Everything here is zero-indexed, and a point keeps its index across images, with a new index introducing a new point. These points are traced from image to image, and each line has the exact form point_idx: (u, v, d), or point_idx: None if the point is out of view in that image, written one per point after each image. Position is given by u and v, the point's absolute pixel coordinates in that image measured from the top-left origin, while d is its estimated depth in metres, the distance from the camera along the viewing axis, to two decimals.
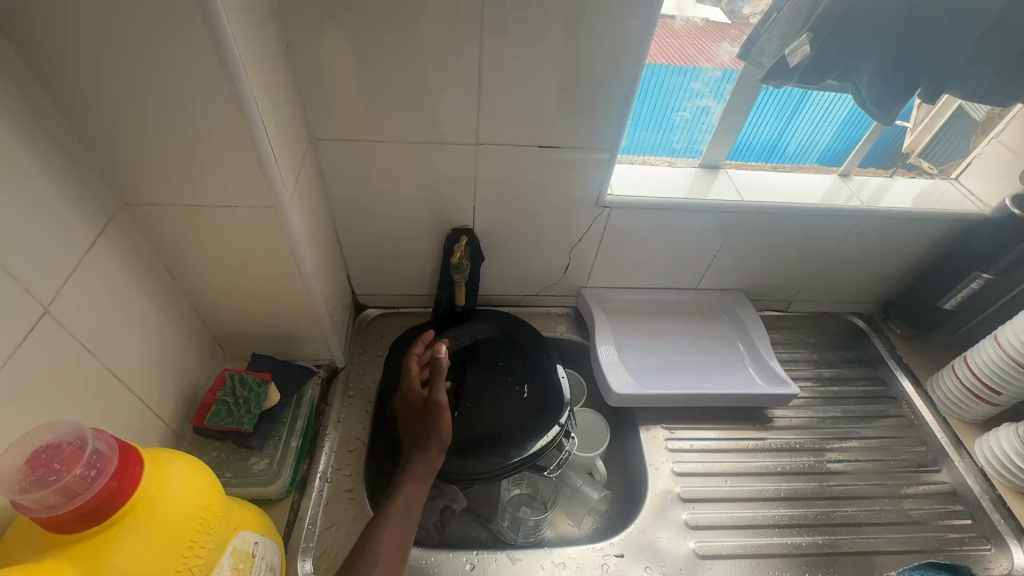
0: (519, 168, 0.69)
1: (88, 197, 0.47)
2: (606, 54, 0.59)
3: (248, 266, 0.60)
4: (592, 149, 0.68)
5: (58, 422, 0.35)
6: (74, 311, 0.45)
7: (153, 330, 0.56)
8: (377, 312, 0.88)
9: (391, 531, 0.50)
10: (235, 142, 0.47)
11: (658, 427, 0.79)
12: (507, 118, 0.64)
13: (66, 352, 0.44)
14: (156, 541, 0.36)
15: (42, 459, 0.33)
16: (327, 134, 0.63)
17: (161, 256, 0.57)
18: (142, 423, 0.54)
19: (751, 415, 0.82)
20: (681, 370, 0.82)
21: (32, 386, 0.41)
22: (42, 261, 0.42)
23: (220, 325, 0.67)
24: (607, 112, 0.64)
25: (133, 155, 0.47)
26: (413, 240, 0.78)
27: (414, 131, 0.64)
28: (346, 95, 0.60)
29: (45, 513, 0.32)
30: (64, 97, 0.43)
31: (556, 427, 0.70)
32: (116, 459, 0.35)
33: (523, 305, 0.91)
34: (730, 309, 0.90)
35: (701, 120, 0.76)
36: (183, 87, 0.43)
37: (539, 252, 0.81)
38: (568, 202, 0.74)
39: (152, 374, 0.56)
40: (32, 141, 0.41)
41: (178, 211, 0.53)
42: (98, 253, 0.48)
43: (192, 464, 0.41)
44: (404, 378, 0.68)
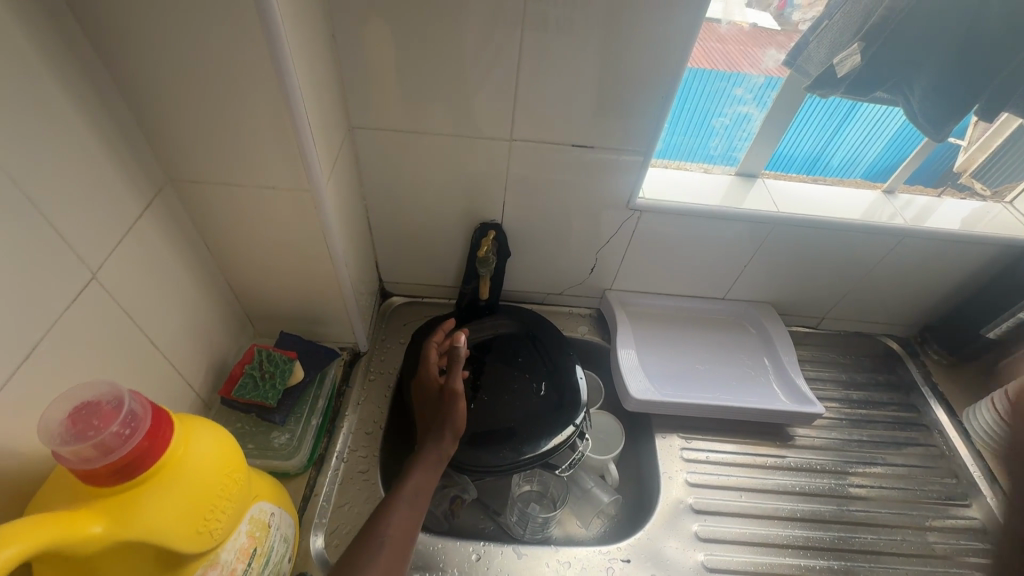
0: (551, 166, 0.69)
1: (137, 170, 0.49)
2: (647, 54, 0.58)
3: (281, 246, 0.61)
4: (626, 151, 0.68)
5: (98, 381, 0.37)
6: (119, 278, 0.48)
7: (189, 301, 0.59)
8: (402, 299, 0.90)
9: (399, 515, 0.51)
10: (277, 125, 0.49)
11: (675, 436, 0.78)
12: (542, 115, 0.64)
13: (109, 316, 0.47)
14: (181, 504, 0.37)
15: (82, 414, 0.35)
16: (366, 123, 0.65)
17: (202, 232, 0.59)
18: (174, 389, 0.57)
19: (772, 431, 0.80)
20: (703, 380, 0.81)
21: (77, 346, 0.43)
22: (94, 229, 0.44)
23: (251, 302, 0.70)
24: (643, 114, 0.64)
25: (181, 133, 0.50)
26: (442, 232, 0.79)
27: (449, 123, 0.65)
28: (386, 85, 0.61)
29: (81, 466, 0.33)
30: (121, 73, 0.45)
31: (570, 427, 0.70)
32: (148, 420, 0.36)
33: (546, 304, 0.91)
34: (758, 322, 0.88)
35: (741, 127, 0.74)
36: (231, 69, 0.45)
37: (566, 251, 0.81)
38: (598, 203, 0.74)
39: (186, 343, 0.59)
40: (89, 115, 0.43)
41: (219, 188, 0.55)
42: (143, 225, 0.50)
43: (217, 432, 0.43)
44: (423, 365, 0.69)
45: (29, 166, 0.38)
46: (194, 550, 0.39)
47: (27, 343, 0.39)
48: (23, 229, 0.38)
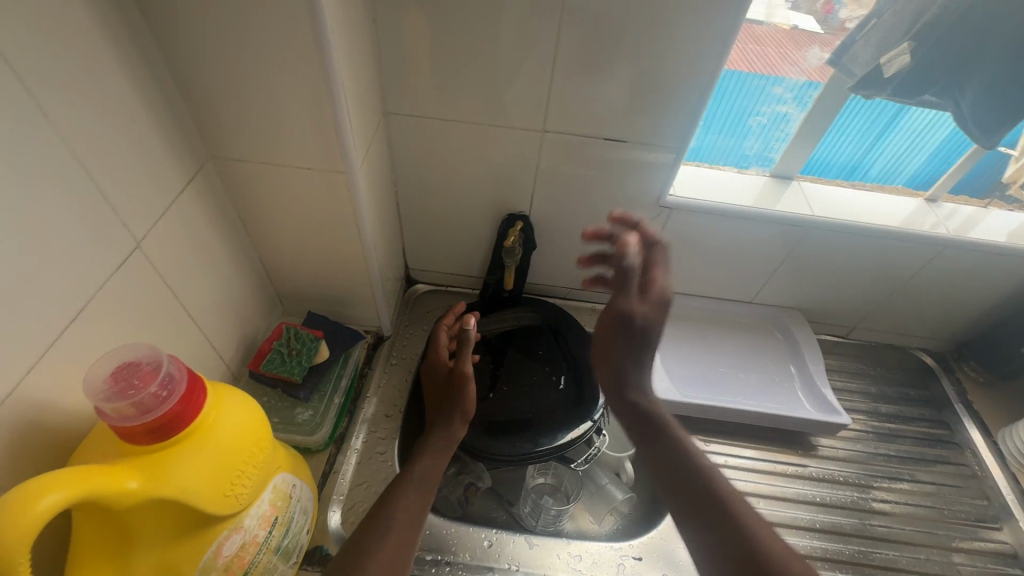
0: (581, 160, 0.69)
1: (182, 146, 0.51)
2: (685, 49, 0.57)
3: (313, 227, 0.63)
4: (658, 147, 0.67)
5: (139, 343, 0.39)
6: (161, 249, 0.49)
7: (223, 276, 0.61)
8: (427, 287, 0.91)
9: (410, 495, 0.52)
10: (317, 107, 0.50)
11: (693, 438, 0.77)
12: (576, 107, 0.64)
13: (151, 285, 0.49)
14: (211, 467, 0.39)
15: (124, 374, 0.37)
16: (401, 109, 0.66)
17: (239, 210, 0.61)
18: (205, 360, 0.59)
19: (795, 440, 0.78)
20: (726, 384, 0.79)
21: (121, 311, 0.45)
22: (140, 201, 0.46)
23: (282, 281, 0.72)
24: (679, 111, 0.63)
25: (224, 111, 0.51)
26: (469, 221, 0.79)
27: (483, 112, 0.65)
28: (423, 72, 0.62)
29: (121, 423, 0.35)
30: (172, 51, 0.47)
31: (588, 422, 0.70)
32: (184, 384, 0.38)
33: (569, 299, 0.90)
34: (786, 328, 0.86)
35: (778, 127, 0.73)
36: (274, 49, 0.46)
37: (592, 246, 0.81)
38: (628, 198, 0.73)
39: (219, 317, 0.61)
40: (140, 91, 0.45)
41: (257, 167, 0.56)
42: (185, 199, 0.52)
43: (247, 400, 0.44)
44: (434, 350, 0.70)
45: (82, 137, 0.39)
46: (220, 512, 0.40)
47: (75, 305, 0.40)
48: (74, 196, 0.39)
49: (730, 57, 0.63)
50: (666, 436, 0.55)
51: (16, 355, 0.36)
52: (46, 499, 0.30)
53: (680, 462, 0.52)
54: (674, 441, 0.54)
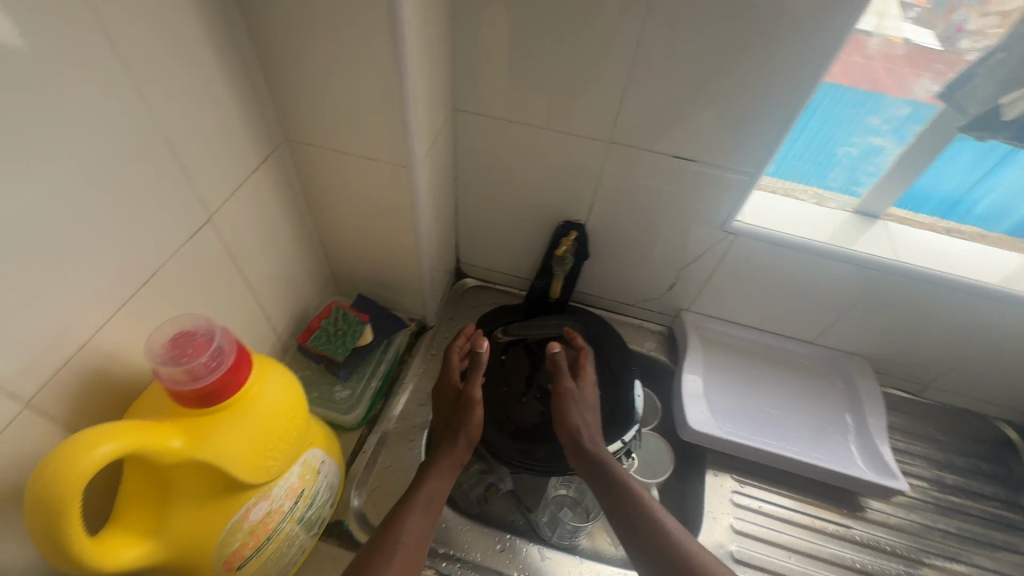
0: (646, 174, 0.67)
1: (260, 126, 0.54)
2: (773, 69, 0.54)
3: (371, 214, 0.65)
4: (730, 169, 0.63)
5: (196, 312, 0.41)
6: (230, 223, 0.52)
7: (284, 251, 0.64)
8: (474, 282, 0.91)
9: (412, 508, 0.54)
10: (386, 100, 0.51)
11: (728, 476, 0.73)
12: (647, 120, 0.61)
13: (217, 255, 0.52)
14: (247, 437, 0.41)
15: (179, 341, 0.39)
16: (469, 106, 0.66)
17: (305, 190, 0.64)
18: (258, 329, 0.62)
19: (840, 496, 0.73)
20: (772, 425, 0.75)
21: (186, 278, 0.48)
22: (216, 176, 0.49)
23: (337, 262, 0.74)
24: (758, 134, 0.59)
25: (302, 96, 0.53)
26: (524, 223, 0.79)
27: (550, 117, 0.64)
28: (495, 71, 0.62)
29: (173, 386, 0.38)
30: (261, 36, 0.49)
31: (617, 443, 0.70)
32: (232, 356, 0.40)
33: (616, 312, 0.88)
34: (849, 378, 0.79)
35: (869, 160, 0.67)
36: (354, 42, 0.47)
37: (646, 262, 0.78)
38: (690, 218, 0.70)
39: (275, 290, 0.64)
40: (228, 72, 0.47)
41: (326, 152, 0.59)
42: (257, 177, 0.55)
43: (289, 377, 0.46)
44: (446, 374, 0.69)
45: (169, 109, 0.42)
46: (252, 480, 0.42)
47: (147, 269, 0.44)
48: (157, 163, 0.42)
49: (831, 71, 0.58)
50: (605, 472, 0.62)
51: (91, 310, 0.39)
52: (99, 449, 0.33)
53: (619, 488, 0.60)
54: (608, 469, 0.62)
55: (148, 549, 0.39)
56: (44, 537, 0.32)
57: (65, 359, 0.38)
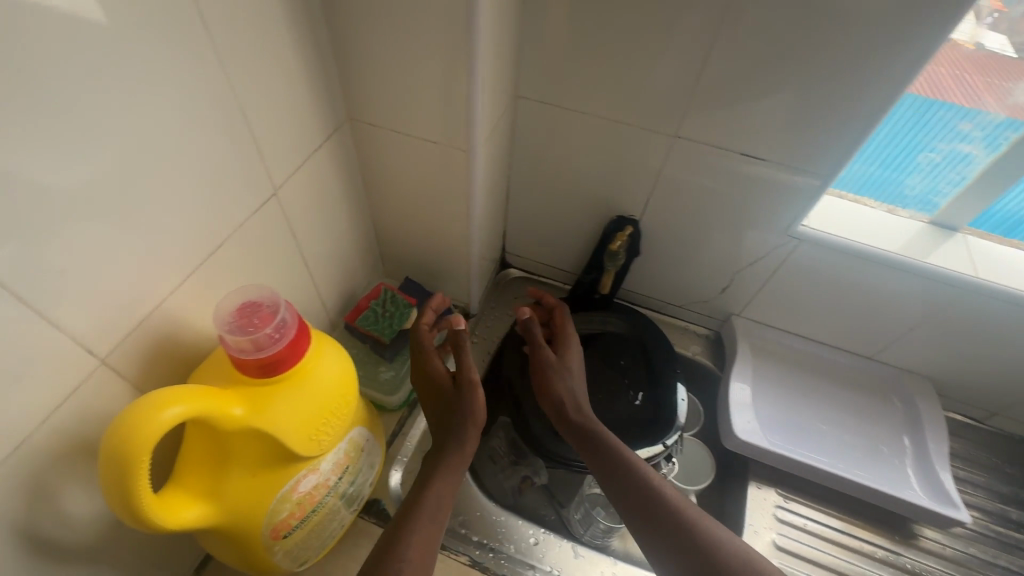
0: (709, 172, 0.64)
1: (326, 105, 0.54)
2: (861, 67, 0.50)
3: (426, 197, 0.64)
4: (800, 171, 0.60)
5: (264, 285, 0.42)
6: (292, 200, 0.53)
7: (338, 230, 0.64)
8: (518, 273, 0.91)
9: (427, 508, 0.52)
10: (454, 84, 0.50)
11: (772, 490, 0.71)
12: (717, 116, 0.59)
13: (278, 230, 0.53)
14: (302, 410, 0.42)
15: (247, 311, 0.40)
16: (531, 94, 0.64)
17: (362, 170, 0.64)
18: (310, 305, 0.63)
19: (891, 521, 0.69)
20: (822, 440, 0.72)
21: (249, 251, 0.49)
22: (283, 152, 0.49)
23: (388, 244, 0.75)
24: (836, 135, 0.56)
25: (368, 76, 0.53)
26: (575, 216, 0.77)
27: (614, 108, 0.62)
28: (561, 58, 0.60)
29: (238, 354, 0.38)
30: (335, 13, 0.49)
31: (659, 446, 0.69)
32: (293, 330, 0.40)
33: (662, 312, 0.86)
34: (909, 399, 0.74)
35: (953, 169, 0.62)
36: (426, 23, 0.46)
37: (700, 263, 0.76)
38: (751, 220, 0.67)
39: (328, 268, 0.65)
40: (301, 49, 0.48)
41: (387, 134, 0.59)
42: (320, 155, 0.55)
43: (344, 355, 0.47)
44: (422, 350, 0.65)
45: (245, 84, 0.43)
46: (303, 453, 0.43)
47: (215, 240, 0.45)
48: (230, 137, 0.43)
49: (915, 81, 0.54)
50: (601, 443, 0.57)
51: (163, 276, 0.41)
52: (169, 411, 0.34)
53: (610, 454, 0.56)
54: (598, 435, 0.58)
55: (205, 512, 0.40)
56: (114, 492, 0.33)
57: (137, 322, 0.39)
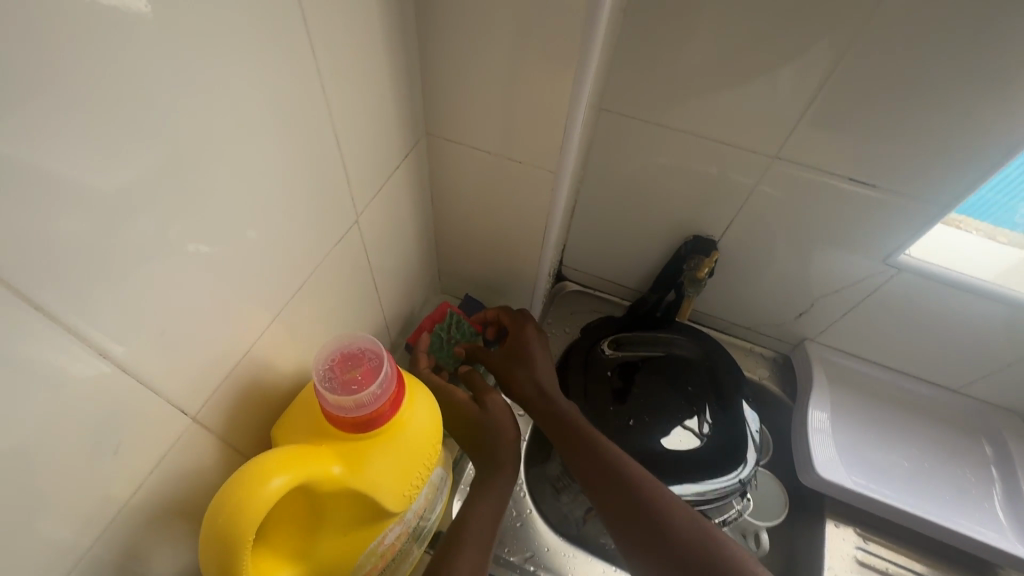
0: (805, 195, 0.60)
1: (409, 122, 0.50)
2: (1006, 91, 0.46)
3: (498, 214, 0.61)
4: (911, 197, 0.56)
5: (362, 332, 0.39)
6: (371, 224, 0.50)
7: (406, 249, 0.61)
8: (575, 287, 0.87)
9: (473, 532, 0.50)
10: (553, 104, 0.46)
11: (851, 529, 0.67)
12: (825, 136, 0.54)
13: (356, 257, 0.49)
14: (396, 467, 0.38)
15: (346, 364, 0.37)
16: (616, 107, 0.60)
17: (433, 186, 0.60)
18: (377, 327, 0.60)
19: (976, 566, 0.66)
20: (905, 479, 0.68)
21: (331, 280, 0.46)
22: (367, 176, 0.46)
23: (449, 260, 0.71)
24: (959, 164, 0.52)
25: (454, 92, 0.49)
26: (644, 233, 0.73)
27: (708, 124, 0.58)
28: (657, 70, 0.55)
29: (337, 412, 0.35)
30: (428, 26, 0.45)
31: (735, 481, 0.66)
32: (395, 386, 0.37)
33: (727, 333, 0.82)
34: (1000, 439, 0.69)
35: None
36: (532, 38, 0.42)
37: (777, 286, 0.71)
38: (844, 245, 0.63)
39: (395, 288, 0.62)
40: (392, 66, 0.44)
41: (466, 151, 0.55)
42: (399, 175, 0.52)
43: (433, 400, 0.44)
44: (440, 391, 0.57)
45: (339, 105, 0.39)
46: (396, 508, 0.40)
47: (300, 274, 0.41)
48: (321, 164, 0.39)
49: None
50: (595, 453, 0.53)
51: (252, 319, 0.37)
52: (272, 482, 0.31)
53: (605, 462, 0.52)
54: (592, 442, 0.54)
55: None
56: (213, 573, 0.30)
57: (228, 370, 0.36)
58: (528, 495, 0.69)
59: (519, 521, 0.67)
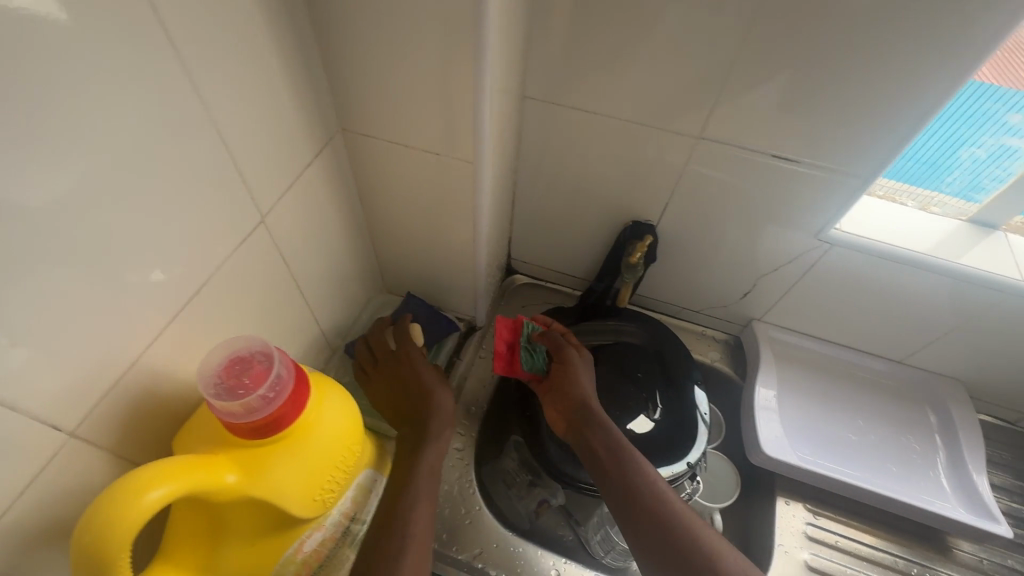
0: (734, 173, 0.60)
1: (318, 118, 0.49)
2: (911, 61, 0.46)
3: (427, 208, 0.59)
4: (836, 170, 0.56)
5: (251, 334, 0.37)
6: (282, 223, 0.48)
7: (334, 249, 0.59)
8: (525, 279, 0.86)
9: (421, 489, 0.44)
10: (460, 93, 0.45)
11: (802, 505, 0.68)
12: (745, 114, 0.54)
13: (269, 260, 0.48)
14: (303, 470, 0.37)
15: (235, 369, 0.35)
16: (539, 94, 0.59)
17: (358, 183, 0.59)
18: (308, 330, 0.59)
19: (925, 535, 0.67)
20: (852, 453, 0.68)
21: (238, 284, 0.44)
22: (270, 175, 0.44)
23: (387, 258, 0.70)
24: (878, 135, 0.52)
25: (361, 85, 0.48)
26: (585, 221, 0.73)
27: (631, 107, 0.57)
28: (574, 55, 0.55)
29: (228, 419, 0.33)
30: (321, 17, 0.43)
31: (683, 465, 0.64)
32: (291, 384, 0.36)
33: (677, 318, 0.82)
34: (943, 409, 0.70)
35: (999, 163, 0.57)
36: (427, 26, 0.41)
37: (718, 267, 0.72)
38: (777, 222, 0.63)
39: (325, 288, 0.60)
40: (287, 61, 0.42)
41: (383, 145, 0.53)
42: (311, 173, 0.50)
43: (348, 399, 0.43)
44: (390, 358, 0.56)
45: (225, 102, 0.37)
46: (308, 514, 0.39)
47: (197, 278, 0.40)
48: (209, 164, 0.38)
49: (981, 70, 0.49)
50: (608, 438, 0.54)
51: (141, 330, 0.36)
52: (150, 494, 0.30)
53: (616, 446, 0.53)
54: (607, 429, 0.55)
55: None
56: None
57: (113, 381, 0.35)
58: (478, 491, 0.67)
59: (469, 518, 0.65)
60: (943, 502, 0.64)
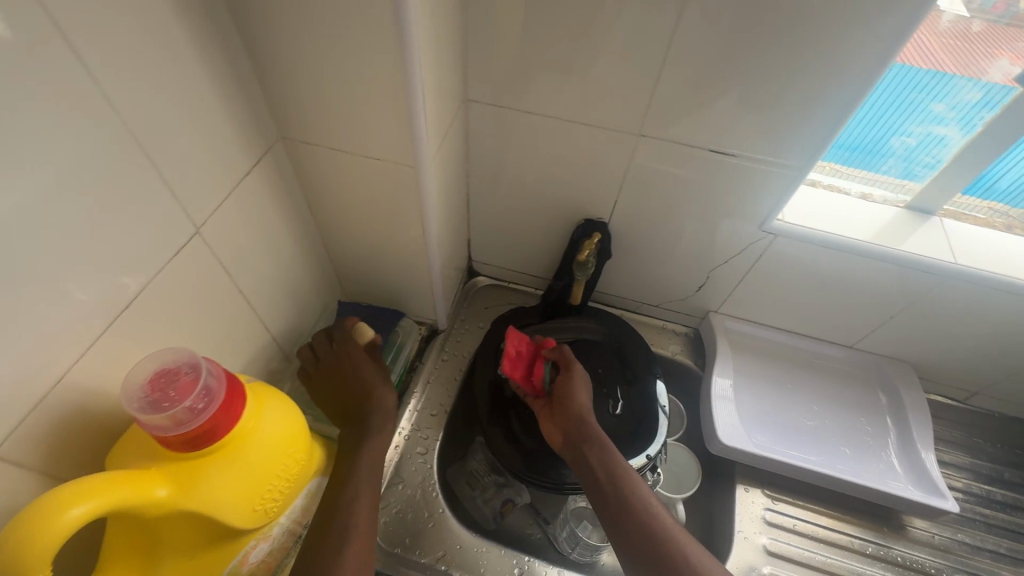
0: (677, 169, 0.61)
1: (254, 126, 0.49)
2: (831, 52, 0.47)
3: (375, 214, 0.59)
4: (773, 161, 0.57)
5: (180, 346, 0.37)
6: (221, 233, 0.48)
7: (283, 258, 0.59)
8: (487, 281, 0.87)
9: (361, 481, 0.45)
10: (393, 98, 0.46)
11: (761, 492, 0.69)
12: (682, 110, 0.55)
13: (209, 270, 0.47)
14: (241, 480, 0.37)
15: (161, 382, 0.35)
16: (482, 96, 0.60)
17: (304, 190, 0.59)
18: (259, 340, 0.58)
19: (881, 515, 0.68)
20: (808, 437, 0.70)
21: (174, 297, 0.44)
22: (204, 185, 0.44)
23: (342, 265, 0.70)
24: (809, 125, 0.53)
25: (295, 93, 0.48)
26: (539, 221, 0.73)
27: (572, 107, 0.58)
28: (512, 58, 0.55)
29: (156, 433, 0.33)
30: (249, 26, 0.43)
31: (642, 458, 0.65)
32: (222, 394, 0.36)
33: (638, 314, 0.83)
34: (893, 390, 0.73)
35: (929, 150, 0.59)
36: (354, 32, 0.42)
37: (672, 261, 0.73)
38: (723, 215, 0.64)
39: (275, 298, 0.60)
40: (215, 70, 0.42)
41: (325, 151, 0.53)
42: (250, 182, 0.50)
43: (289, 407, 0.43)
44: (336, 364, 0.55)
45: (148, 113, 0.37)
46: (249, 524, 0.39)
47: (128, 291, 0.39)
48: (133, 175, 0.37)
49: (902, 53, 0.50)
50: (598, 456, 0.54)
51: (65, 345, 0.35)
52: (72, 511, 0.29)
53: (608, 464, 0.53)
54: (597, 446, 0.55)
55: None
56: None
57: (36, 399, 0.34)
58: (441, 494, 0.67)
59: (432, 521, 0.65)
60: (894, 481, 0.66)
